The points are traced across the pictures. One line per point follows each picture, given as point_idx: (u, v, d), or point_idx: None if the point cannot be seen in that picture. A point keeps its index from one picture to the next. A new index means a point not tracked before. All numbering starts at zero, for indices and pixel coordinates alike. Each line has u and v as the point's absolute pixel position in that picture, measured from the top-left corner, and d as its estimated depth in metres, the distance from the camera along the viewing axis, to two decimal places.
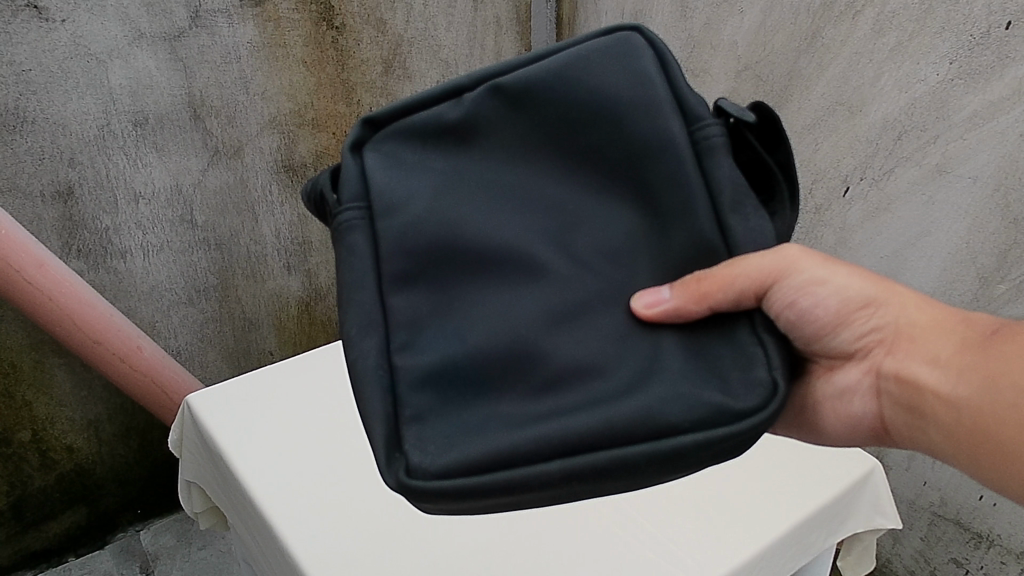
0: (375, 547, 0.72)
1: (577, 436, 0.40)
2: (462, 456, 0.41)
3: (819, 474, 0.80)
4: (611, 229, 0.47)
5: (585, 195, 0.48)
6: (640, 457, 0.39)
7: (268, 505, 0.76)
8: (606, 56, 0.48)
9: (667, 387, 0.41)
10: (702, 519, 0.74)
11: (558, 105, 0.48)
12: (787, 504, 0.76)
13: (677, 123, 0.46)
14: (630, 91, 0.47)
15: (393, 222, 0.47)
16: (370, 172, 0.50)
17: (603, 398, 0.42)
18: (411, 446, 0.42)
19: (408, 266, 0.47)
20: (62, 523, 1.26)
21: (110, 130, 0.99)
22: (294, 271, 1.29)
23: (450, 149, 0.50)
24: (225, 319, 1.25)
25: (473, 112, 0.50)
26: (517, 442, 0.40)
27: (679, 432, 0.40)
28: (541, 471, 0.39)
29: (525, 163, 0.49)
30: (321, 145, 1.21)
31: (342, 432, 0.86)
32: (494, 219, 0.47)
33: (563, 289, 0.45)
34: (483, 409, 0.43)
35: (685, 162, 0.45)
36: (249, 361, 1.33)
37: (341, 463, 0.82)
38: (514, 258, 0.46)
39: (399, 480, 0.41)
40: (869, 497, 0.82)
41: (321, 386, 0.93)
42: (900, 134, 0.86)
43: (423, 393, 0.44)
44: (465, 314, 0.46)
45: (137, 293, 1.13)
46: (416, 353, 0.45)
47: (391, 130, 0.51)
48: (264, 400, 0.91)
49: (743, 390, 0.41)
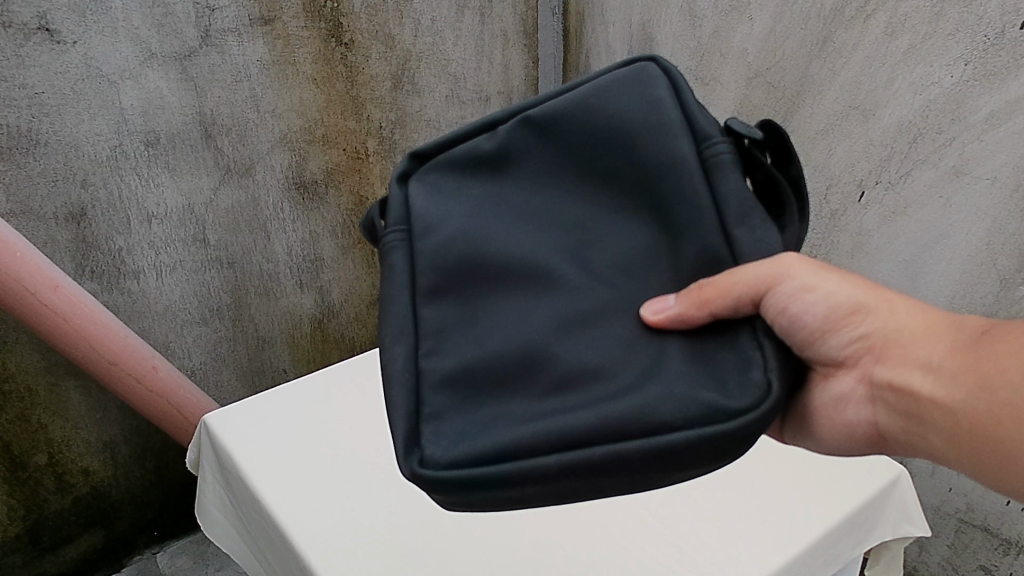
0: (400, 562, 0.72)
1: (573, 433, 0.43)
2: (468, 449, 0.45)
3: (840, 482, 0.79)
4: (628, 245, 0.52)
5: (601, 213, 0.53)
6: (633, 451, 0.42)
7: (289, 524, 0.75)
8: (623, 86, 0.55)
9: (663, 386, 0.44)
10: (730, 530, 0.74)
11: (579, 131, 0.55)
12: (813, 513, 0.75)
13: (686, 144, 0.51)
14: (641, 115, 0.53)
15: (430, 240, 0.55)
16: (412, 199, 0.59)
17: (605, 396, 0.45)
18: (427, 440, 0.47)
19: (438, 281, 0.54)
20: (78, 547, 1.23)
21: (122, 150, 0.99)
22: (307, 288, 1.28)
23: (488, 176, 0.58)
24: (238, 337, 1.24)
25: (506, 143, 0.57)
26: (517, 437, 0.44)
27: (672, 429, 0.43)
28: (537, 464, 0.43)
29: (550, 185, 0.55)
30: (331, 161, 1.20)
31: (358, 447, 0.85)
32: (516, 237, 0.53)
33: (575, 298, 0.50)
34: (497, 407, 0.48)
35: (694, 176, 0.49)
36: (264, 381, 1.32)
37: (357, 477, 0.81)
38: (532, 272, 0.52)
39: (413, 469, 0.46)
40: (894, 507, 0.81)
41: (346, 393, 0.94)
42: (915, 138, 0.86)
43: (443, 393, 0.49)
44: (485, 322, 0.51)
45: (151, 314, 1.12)
46: (440, 357, 0.51)
47: (434, 163, 0.61)
48: (282, 418, 0.90)
49: (737, 390, 0.44)
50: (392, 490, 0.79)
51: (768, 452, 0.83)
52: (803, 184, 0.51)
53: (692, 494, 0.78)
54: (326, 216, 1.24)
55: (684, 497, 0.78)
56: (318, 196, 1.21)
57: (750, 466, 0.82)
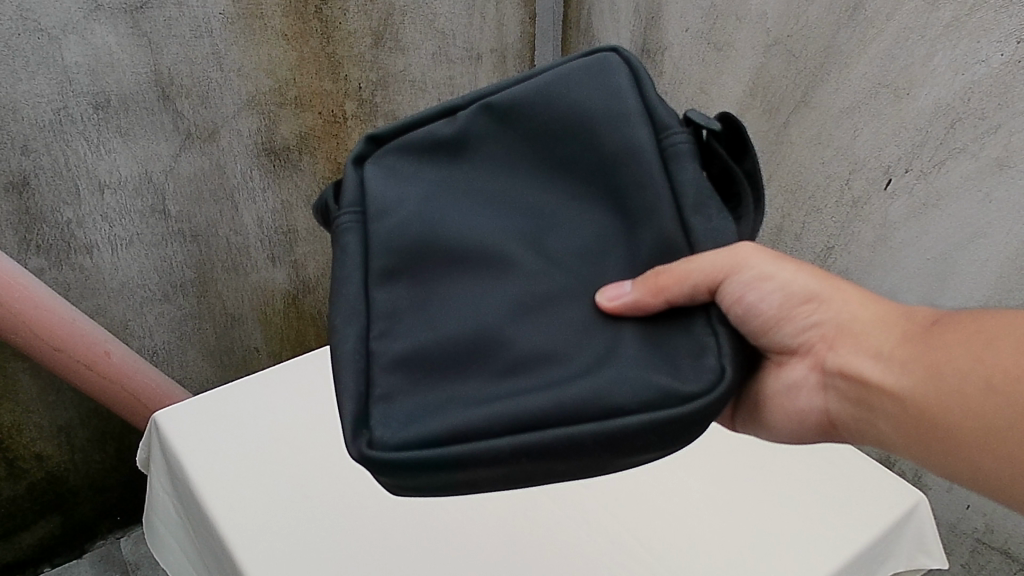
0: None
1: (525, 417, 0.42)
2: (418, 431, 0.43)
3: (852, 510, 0.72)
4: (585, 229, 0.50)
5: (559, 199, 0.51)
6: (585, 436, 0.41)
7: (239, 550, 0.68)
8: (586, 74, 0.53)
9: (616, 371, 0.43)
10: (722, 572, 0.67)
11: (538, 118, 0.53)
12: (821, 551, 0.68)
13: (645, 133, 0.49)
14: (602, 103, 0.51)
15: (385, 225, 0.52)
16: (368, 182, 0.56)
17: (558, 380, 0.44)
18: (376, 422, 0.45)
19: (391, 263, 0.51)
20: (35, 534, 1.16)
21: (67, 114, 0.89)
22: (279, 262, 1.18)
23: (444, 162, 0.55)
24: (204, 315, 1.15)
25: (463, 129, 0.55)
26: (469, 420, 0.43)
27: (625, 413, 0.41)
28: (489, 448, 0.42)
29: (508, 173, 0.53)
30: (305, 125, 1.10)
31: (323, 456, 0.78)
32: (472, 216, 0.51)
33: (529, 281, 0.48)
34: (450, 390, 0.46)
35: (653, 163, 0.48)
36: (234, 360, 1.23)
37: (320, 492, 0.74)
38: (487, 253, 0.50)
39: (362, 451, 0.44)
40: (910, 536, 0.74)
41: (312, 390, 0.85)
42: (954, 122, 0.76)
43: (394, 374, 0.47)
44: (438, 303, 0.49)
45: (106, 290, 1.04)
46: (392, 339, 0.49)
47: (391, 148, 0.58)
48: (240, 417, 0.82)
49: (692, 374, 0.43)
50: (356, 510, 0.72)
51: (772, 474, 0.76)
52: (759, 177, 0.49)
53: (684, 524, 0.71)
54: (300, 185, 1.14)
55: (677, 527, 0.71)
56: (291, 163, 1.11)
57: (752, 490, 0.74)
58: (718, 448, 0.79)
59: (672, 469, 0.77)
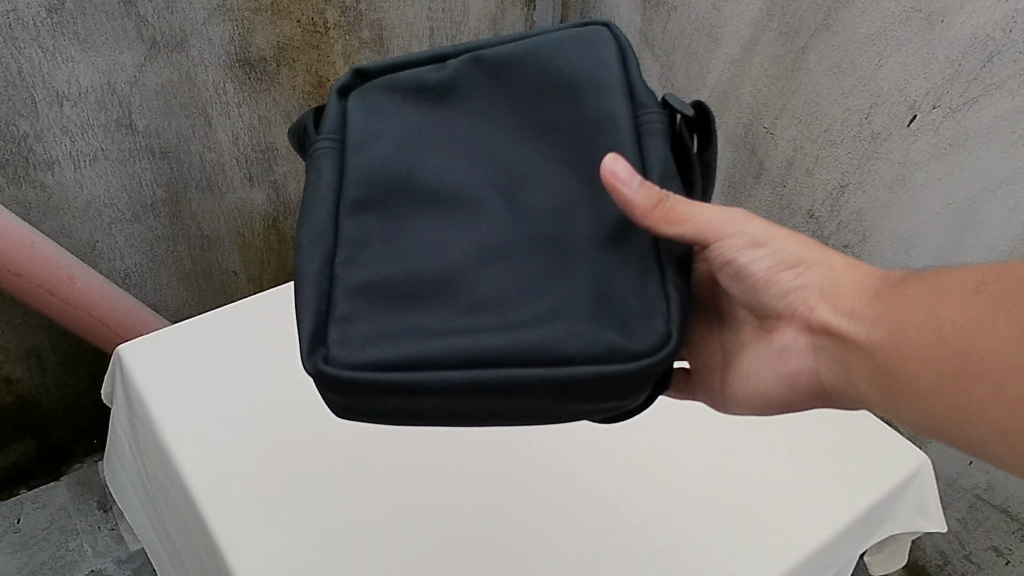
0: (326, 557, 0.61)
1: (481, 353, 0.42)
2: (376, 354, 0.43)
3: (852, 473, 0.68)
4: (556, 184, 0.48)
5: (538, 154, 0.49)
6: (535, 378, 0.41)
7: (202, 498, 0.65)
8: (575, 42, 0.51)
9: (570, 322, 0.43)
10: (709, 536, 0.63)
11: (527, 75, 0.51)
12: (814, 517, 0.65)
13: (622, 105, 0.48)
14: (587, 70, 0.50)
15: (363, 157, 0.50)
16: (351, 115, 0.52)
17: (516, 321, 0.43)
18: (334, 340, 0.44)
19: (366, 194, 0.48)
20: (9, 454, 1.15)
21: (17, 17, 0.80)
22: (258, 182, 1.12)
23: (429, 105, 0.52)
24: (178, 237, 1.10)
25: (453, 77, 0.52)
26: (427, 350, 0.42)
27: (574, 361, 0.42)
28: (442, 377, 0.42)
29: (489, 118, 0.51)
30: (282, 34, 1.01)
31: (294, 398, 0.73)
32: (448, 159, 0.49)
33: (497, 229, 0.47)
34: (410, 317, 0.45)
35: (624, 135, 0.47)
36: (211, 283, 1.18)
37: (290, 436, 0.70)
38: (461, 199, 0.48)
39: (317, 366, 0.43)
40: (910, 497, 0.70)
41: (287, 325, 0.80)
42: (991, 55, 0.69)
43: (356, 298, 0.45)
44: (407, 236, 0.47)
45: (70, 210, 0.98)
46: (359, 266, 0.46)
47: (378, 84, 0.54)
48: (209, 351, 0.77)
49: (639, 332, 0.43)
50: (326, 459, 0.68)
51: (771, 427, 0.72)
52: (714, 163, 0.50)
53: (671, 483, 0.67)
54: (279, 101, 1.06)
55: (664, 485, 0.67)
56: (267, 76, 1.03)
57: (747, 444, 0.70)
58: None
59: (664, 421, 0.72)
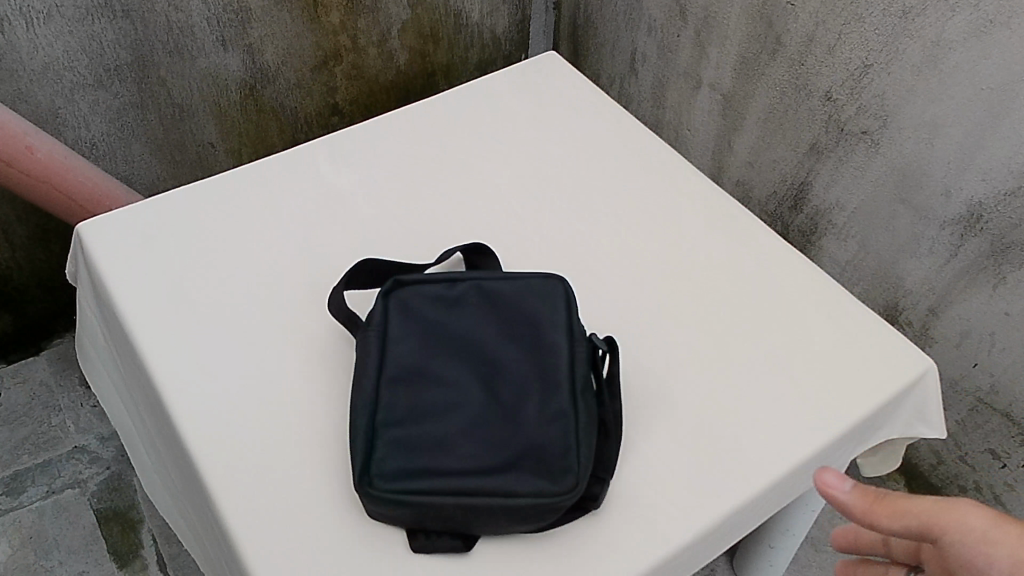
0: (291, 454, 0.57)
1: (474, 494, 0.51)
2: (406, 484, 0.52)
3: (854, 377, 0.63)
4: (524, 369, 0.57)
5: (520, 357, 0.57)
6: (497, 505, 0.51)
7: (167, 391, 0.61)
8: (538, 298, 0.60)
9: (527, 473, 0.52)
10: (697, 439, 0.59)
11: (510, 316, 0.60)
12: (809, 425, 0.61)
13: (564, 346, 0.58)
14: (546, 318, 0.59)
15: (399, 356, 0.57)
16: (389, 321, 0.59)
17: (494, 466, 0.53)
18: (374, 472, 0.52)
19: (398, 377, 0.56)
20: None
21: None
22: (231, 46, 1.02)
23: (442, 310, 0.60)
24: (147, 105, 1.02)
25: (459, 296, 0.61)
26: (437, 486, 0.51)
27: (520, 494, 0.51)
28: (438, 504, 0.51)
29: (484, 331, 0.59)
30: None
31: (265, 285, 0.68)
32: (454, 359, 0.57)
33: (485, 408, 0.55)
34: (429, 458, 0.53)
35: (563, 372, 0.56)
36: (187, 155, 1.11)
37: (259, 326, 0.65)
38: (462, 383, 0.56)
39: (362, 490, 0.52)
40: (913, 402, 0.66)
41: (261, 207, 0.74)
42: None
43: (391, 445, 0.54)
44: (426, 397, 0.56)
45: (26, 74, 0.92)
46: (396, 417, 0.55)
47: (413, 291, 0.61)
48: (176, 232, 0.72)
49: (560, 476, 0.52)
50: (293, 350, 0.63)
51: (774, 325, 0.66)
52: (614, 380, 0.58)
53: (660, 383, 0.63)
54: None
55: (652, 384, 0.63)
56: None
57: (744, 344, 0.65)
58: (715, 293, 0.68)
59: (660, 314, 0.67)
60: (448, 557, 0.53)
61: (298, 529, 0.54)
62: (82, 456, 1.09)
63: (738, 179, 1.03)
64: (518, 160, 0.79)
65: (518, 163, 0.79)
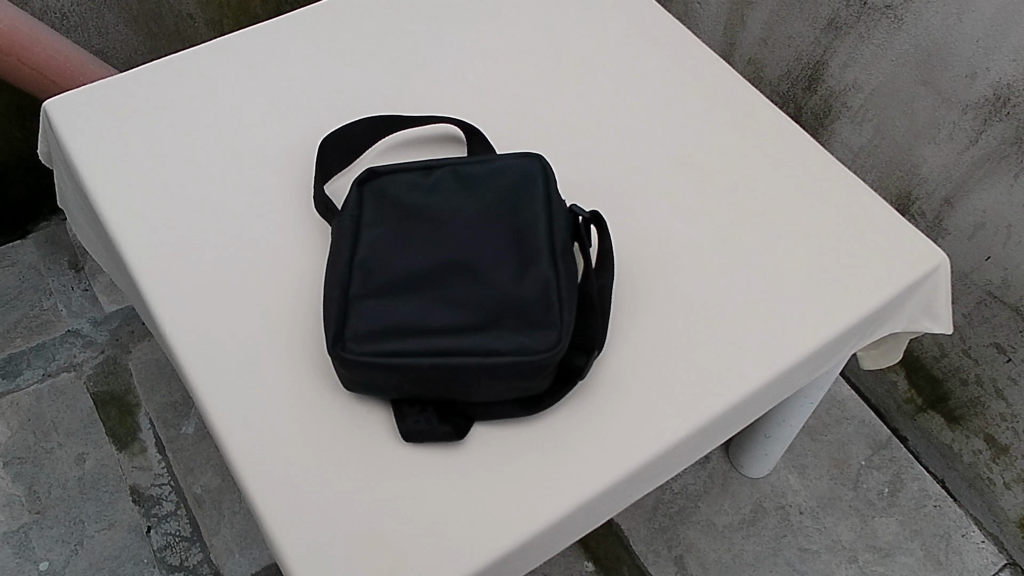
0: (271, 344, 0.55)
1: (450, 356, 0.49)
2: (380, 347, 0.50)
3: (860, 271, 0.60)
4: (503, 240, 0.54)
5: (498, 227, 0.55)
6: (474, 363, 0.49)
7: (141, 276, 0.59)
8: (515, 170, 0.57)
9: (504, 334, 0.50)
10: (694, 334, 0.57)
11: (486, 188, 0.57)
12: (811, 322, 0.58)
13: (543, 216, 0.55)
14: (522, 190, 0.56)
15: (373, 235, 0.55)
16: (365, 205, 0.56)
17: (470, 328, 0.51)
18: (348, 339, 0.50)
19: (371, 253, 0.54)
20: None
21: None
22: None
23: (418, 189, 0.57)
24: None
25: (435, 179, 0.57)
26: (412, 348, 0.50)
27: (499, 353, 0.49)
28: (415, 364, 0.49)
29: (462, 205, 0.56)
30: None
31: (243, 166, 0.64)
32: (430, 232, 0.55)
33: (462, 274, 0.53)
34: (404, 322, 0.51)
35: (541, 241, 0.54)
36: (164, 26, 1.06)
37: (237, 210, 0.62)
38: (438, 253, 0.54)
39: (336, 356, 0.50)
40: (921, 297, 0.63)
41: (238, 82, 0.69)
42: None
43: (365, 315, 0.51)
44: (401, 267, 0.53)
45: None
46: (371, 288, 0.52)
47: (389, 176, 0.58)
48: (148, 109, 0.67)
49: (539, 335, 0.50)
50: (273, 236, 0.60)
51: (778, 214, 0.63)
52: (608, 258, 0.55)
53: (658, 275, 0.60)
54: None
55: (650, 275, 0.60)
56: None
57: (748, 234, 0.62)
58: (717, 180, 0.65)
59: (661, 202, 0.63)
60: (433, 449, 0.52)
61: (279, 420, 0.53)
62: (76, 339, 1.08)
63: (748, 58, 0.97)
64: (512, 36, 0.73)
65: (513, 38, 0.73)
